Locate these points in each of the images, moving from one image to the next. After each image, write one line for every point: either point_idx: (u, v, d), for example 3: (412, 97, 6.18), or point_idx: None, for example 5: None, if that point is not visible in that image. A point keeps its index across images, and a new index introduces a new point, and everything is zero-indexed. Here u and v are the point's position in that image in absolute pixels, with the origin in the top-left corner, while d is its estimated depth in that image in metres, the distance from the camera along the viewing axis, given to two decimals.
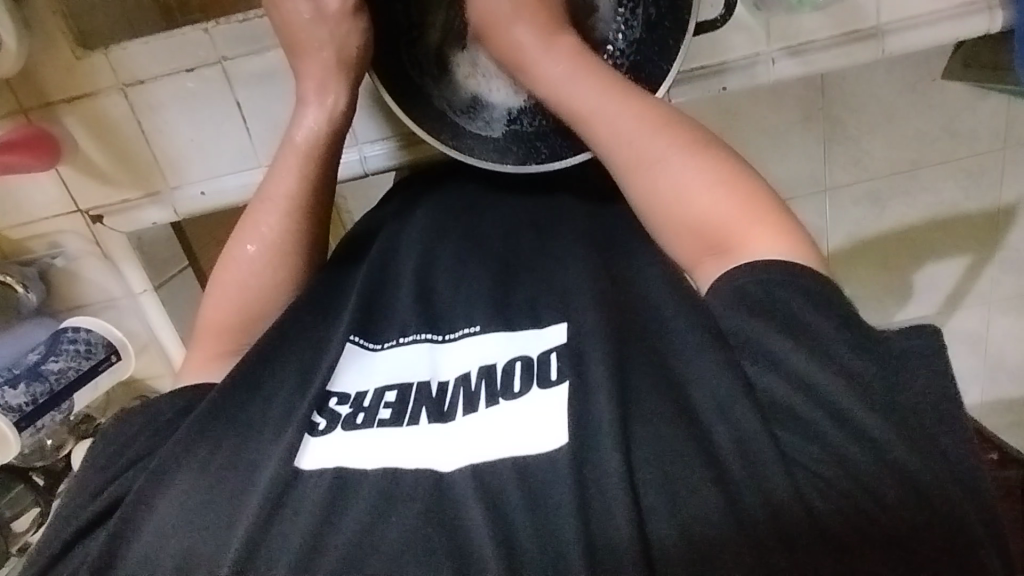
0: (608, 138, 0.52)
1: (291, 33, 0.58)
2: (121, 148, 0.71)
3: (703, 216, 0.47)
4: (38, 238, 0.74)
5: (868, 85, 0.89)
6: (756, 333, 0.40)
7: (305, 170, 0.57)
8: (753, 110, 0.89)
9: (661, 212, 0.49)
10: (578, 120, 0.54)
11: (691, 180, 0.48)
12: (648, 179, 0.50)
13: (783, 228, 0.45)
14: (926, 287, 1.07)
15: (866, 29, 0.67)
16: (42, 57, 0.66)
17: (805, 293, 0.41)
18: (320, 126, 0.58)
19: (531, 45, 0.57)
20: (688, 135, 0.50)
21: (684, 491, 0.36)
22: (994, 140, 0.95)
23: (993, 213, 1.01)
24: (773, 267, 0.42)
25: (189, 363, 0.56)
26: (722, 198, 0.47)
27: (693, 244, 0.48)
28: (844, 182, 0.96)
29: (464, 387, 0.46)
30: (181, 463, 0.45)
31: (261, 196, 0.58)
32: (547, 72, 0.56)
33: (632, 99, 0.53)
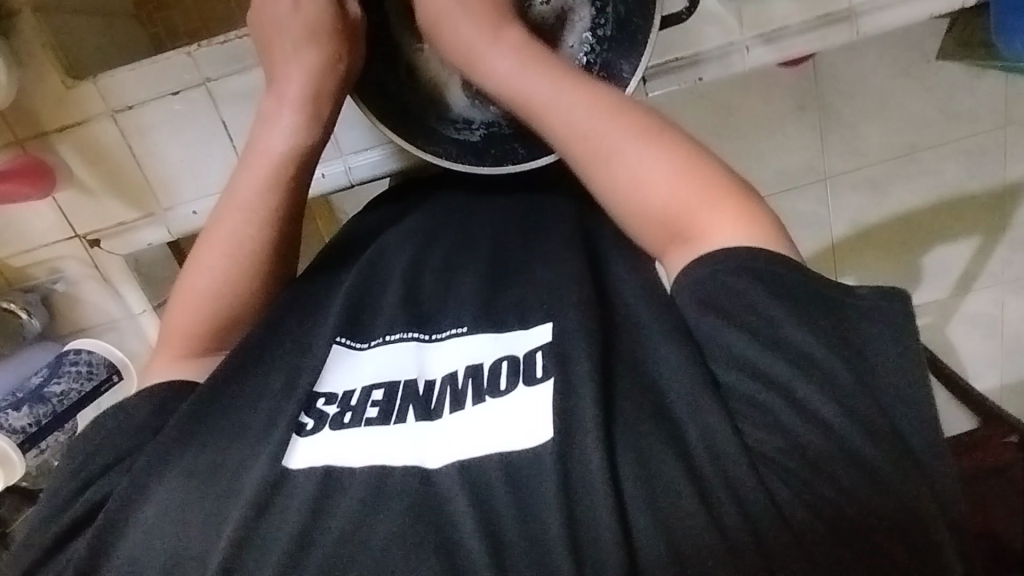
0: (562, 130, 0.49)
1: (266, 37, 0.58)
2: (114, 173, 0.73)
3: (661, 198, 0.45)
4: (38, 265, 0.77)
5: (857, 69, 0.89)
6: (718, 332, 0.40)
7: (275, 173, 0.55)
8: (739, 101, 0.89)
9: (622, 200, 0.47)
10: (534, 116, 0.51)
11: (650, 165, 0.45)
12: (609, 165, 0.47)
13: (745, 211, 0.43)
14: (933, 272, 1.06)
15: (840, 12, 0.67)
16: (32, 88, 0.69)
17: (773, 286, 0.39)
18: (294, 130, 0.55)
19: (478, 40, 0.54)
20: (642, 119, 0.47)
21: (657, 472, 0.37)
22: (993, 118, 0.94)
23: (998, 193, 1.00)
24: (733, 254, 0.40)
25: (152, 365, 0.55)
26: (679, 182, 0.44)
27: (658, 233, 0.45)
28: (841, 169, 0.96)
29: (451, 385, 0.46)
30: (163, 464, 0.45)
31: (228, 196, 0.56)
32: (496, 67, 0.53)
33: (584, 90, 0.49)
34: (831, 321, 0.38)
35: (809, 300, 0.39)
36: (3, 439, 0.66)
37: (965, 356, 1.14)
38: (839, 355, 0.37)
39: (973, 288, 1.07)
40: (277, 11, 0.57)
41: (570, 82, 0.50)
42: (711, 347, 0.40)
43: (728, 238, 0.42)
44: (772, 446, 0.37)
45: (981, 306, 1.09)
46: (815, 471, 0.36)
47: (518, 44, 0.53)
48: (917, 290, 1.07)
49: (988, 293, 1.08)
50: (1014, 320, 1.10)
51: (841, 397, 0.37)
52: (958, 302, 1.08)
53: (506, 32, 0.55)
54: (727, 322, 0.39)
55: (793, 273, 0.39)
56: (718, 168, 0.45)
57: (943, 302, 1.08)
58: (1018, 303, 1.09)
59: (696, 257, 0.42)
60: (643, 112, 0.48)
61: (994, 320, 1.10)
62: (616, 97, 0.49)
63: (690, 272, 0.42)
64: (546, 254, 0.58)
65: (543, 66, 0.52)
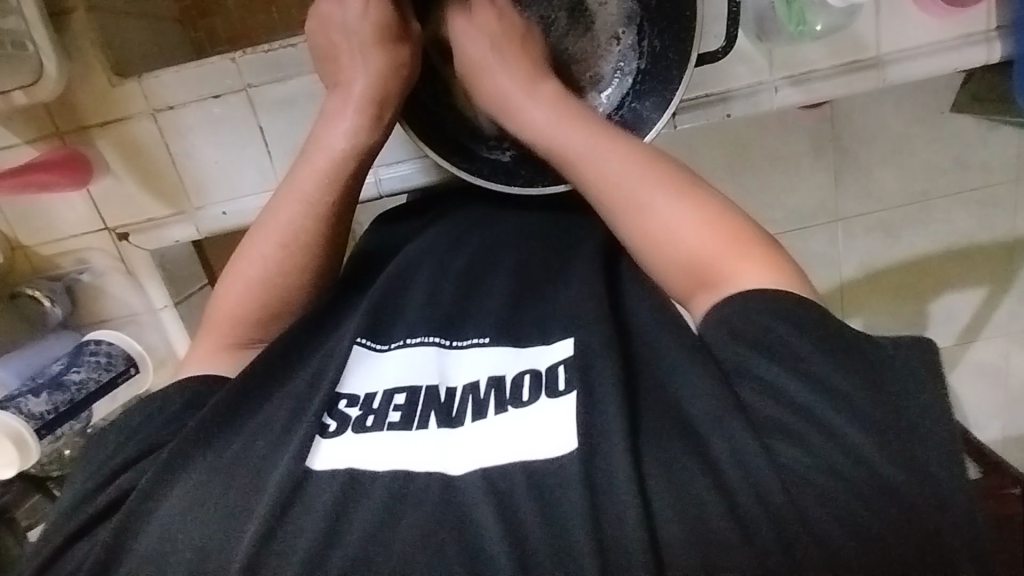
0: (596, 180, 0.52)
1: (325, 43, 0.59)
2: (148, 170, 0.74)
3: (689, 248, 0.47)
4: (65, 255, 0.78)
5: (874, 117, 0.92)
6: (743, 360, 0.41)
7: (333, 171, 0.56)
8: (760, 139, 0.91)
9: (653, 254, 0.49)
10: (569, 168, 0.54)
11: (679, 217, 0.48)
12: (637, 213, 0.50)
13: (768, 260, 0.45)
14: (941, 317, 1.06)
15: (867, 59, 0.69)
16: (79, 85, 0.71)
17: (801, 326, 0.40)
18: (352, 133, 0.56)
19: (513, 87, 0.58)
20: (666, 169, 0.51)
21: (680, 480, 0.38)
22: (1006, 171, 0.96)
23: (1007, 245, 1.01)
24: (763, 298, 0.42)
25: (195, 351, 0.57)
26: (703, 230, 0.47)
27: (684, 280, 0.48)
28: (854, 211, 0.97)
29: (472, 394, 0.47)
30: (185, 468, 0.46)
31: (286, 188, 0.57)
32: (528, 116, 0.57)
33: (616, 145, 0.53)
34: (840, 344, 0.40)
35: (833, 340, 0.40)
36: (20, 422, 0.66)
37: (968, 406, 1.13)
38: (853, 381, 0.38)
39: (979, 337, 1.08)
40: (346, 16, 0.57)
41: (607, 138, 0.54)
42: (742, 376, 0.41)
43: (756, 284, 0.44)
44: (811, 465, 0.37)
45: (986, 356, 1.09)
46: (853, 497, 0.36)
47: (553, 95, 0.58)
48: (924, 335, 1.06)
49: (993, 344, 1.08)
50: (1019, 372, 1.10)
51: (874, 429, 0.37)
52: (963, 350, 1.08)
53: (543, 84, 0.58)
54: (769, 359, 0.40)
55: (812, 309, 0.41)
56: (745, 223, 0.48)
57: (949, 350, 1.08)
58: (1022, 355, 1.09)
59: (722, 298, 0.44)
60: (669, 163, 0.52)
61: (999, 370, 1.10)
62: (642, 148, 0.53)
63: (716, 314, 0.44)
64: (566, 272, 0.58)
65: (587, 122, 0.55)
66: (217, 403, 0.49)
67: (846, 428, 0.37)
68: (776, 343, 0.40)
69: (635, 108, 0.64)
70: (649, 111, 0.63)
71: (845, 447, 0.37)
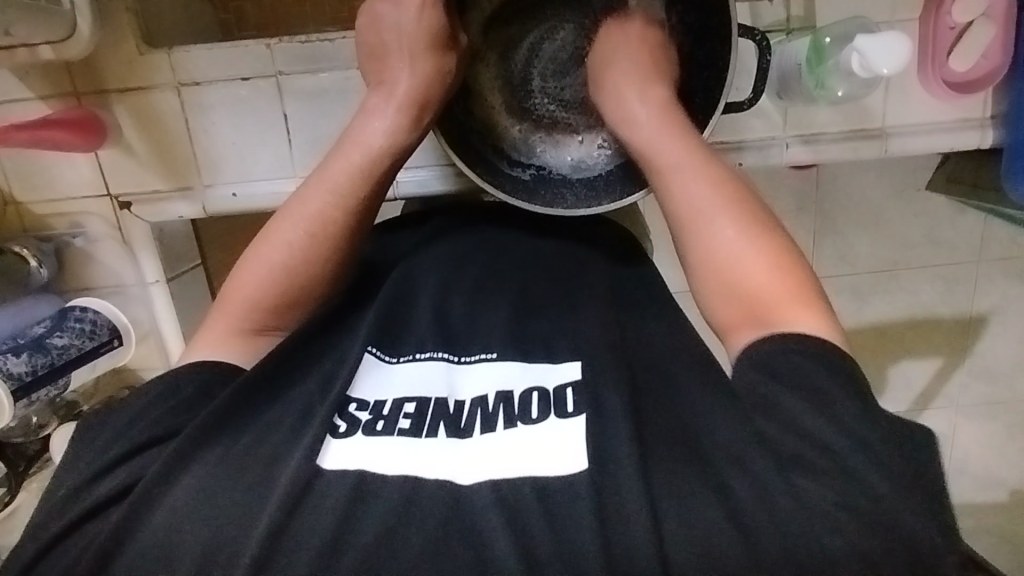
0: (677, 193, 0.54)
1: (372, 42, 0.60)
2: (162, 142, 0.73)
3: (747, 281, 0.49)
4: (60, 216, 0.76)
5: (858, 187, 0.97)
6: (773, 394, 0.43)
7: (367, 167, 0.57)
8: (754, 194, 0.96)
9: (706, 279, 0.52)
10: (656, 173, 0.56)
11: (744, 251, 0.50)
12: (704, 237, 0.52)
13: (815, 309, 0.47)
14: (898, 384, 1.11)
15: (872, 129, 0.74)
16: (106, 48, 0.70)
17: (824, 363, 0.43)
18: (391, 133, 0.58)
19: (631, 84, 0.61)
20: (740, 197, 0.53)
21: (695, 513, 0.39)
22: (970, 253, 1.02)
23: (966, 321, 1.07)
24: (801, 342, 0.44)
25: (203, 335, 0.56)
26: (769, 266, 0.49)
27: (730, 310, 0.50)
28: (829, 273, 1.02)
29: (481, 408, 0.48)
30: (194, 459, 0.45)
31: (318, 178, 0.58)
32: (632, 112, 0.60)
33: (700, 164, 0.54)
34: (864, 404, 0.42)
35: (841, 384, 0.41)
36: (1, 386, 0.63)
37: None
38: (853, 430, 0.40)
39: (930, 406, 1.13)
40: (400, 19, 0.58)
41: (698, 155, 0.55)
42: (767, 410, 0.43)
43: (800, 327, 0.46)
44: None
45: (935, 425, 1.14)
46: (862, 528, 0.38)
47: (661, 100, 0.59)
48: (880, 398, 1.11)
49: (942, 414, 1.13)
50: (962, 444, 1.16)
51: (875, 470, 0.39)
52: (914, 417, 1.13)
53: (655, 88, 0.60)
54: (796, 394, 0.42)
55: (835, 358, 0.43)
56: (804, 268, 0.49)
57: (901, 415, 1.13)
58: (967, 428, 1.14)
59: (763, 336, 0.46)
60: (744, 190, 0.54)
61: (944, 440, 1.15)
62: (728, 172, 0.55)
63: (754, 348, 0.46)
64: (576, 300, 0.59)
65: (685, 132, 0.57)
66: (229, 395, 0.49)
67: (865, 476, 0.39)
68: (810, 385, 0.42)
69: None
70: None
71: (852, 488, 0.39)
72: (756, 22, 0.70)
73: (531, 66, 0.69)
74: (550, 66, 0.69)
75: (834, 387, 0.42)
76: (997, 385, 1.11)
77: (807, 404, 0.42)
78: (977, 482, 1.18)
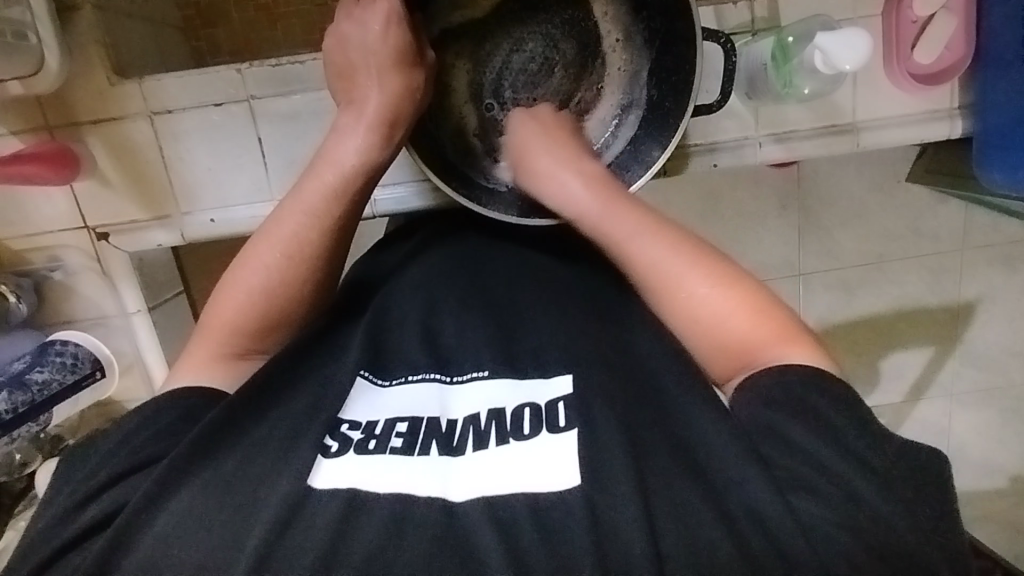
0: (642, 269, 0.54)
1: (340, 62, 0.60)
2: (138, 172, 0.73)
3: (736, 331, 0.50)
4: (38, 251, 0.75)
5: (837, 181, 0.98)
6: (779, 427, 0.43)
7: (340, 186, 0.57)
8: (735, 193, 0.96)
9: (696, 338, 0.52)
10: (613, 249, 0.55)
11: (719, 302, 0.51)
12: (677, 299, 0.52)
13: (797, 335, 0.49)
14: (892, 376, 1.11)
15: (843, 124, 0.74)
16: (77, 81, 0.70)
17: (836, 401, 0.43)
18: (363, 152, 0.58)
19: (557, 163, 0.61)
20: (691, 247, 0.54)
21: (681, 517, 0.39)
22: (953, 242, 1.03)
23: (954, 309, 1.07)
24: (801, 372, 0.45)
25: (184, 362, 0.55)
26: (745, 313, 0.51)
27: (722, 358, 0.51)
28: (816, 269, 1.02)
29: (473, 425, 0.47)
30: (183, 484, 0.45)
31: (292, 200, 0.58)
32: (569, 194, 0.59)
33: (651, 228, 0.54)
34: (852, 420, 0.43)
35: None
36: None
37: None
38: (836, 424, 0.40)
39: (925, 396, 1.13)
40: (365, 36, 0.59)
41: (648, 222, 0.55)
42: (773, 439, 0.43)
43: (797, 362, 0.47)
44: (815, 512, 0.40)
45: (931, 415, 1.14)
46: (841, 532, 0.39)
47: (593, 172, 0.60)
48: (875, 391, 1.11)
49: (937, 404, 1.13)
50: (960, 433, 1.16)
51: None
52: (911, 408, 1.13)
53: (584, 162, 0.61)
54: (791, 421, 0.43)
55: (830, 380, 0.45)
56: (780, 307, 0.51)
57: (897, 407, 1.13)
58: (963, 416, 1.15)
59: (756, 372, 0.47)
60: (690, 239, 0.55)
61: (942, 430, 1.15)
62: (668, 225, 0.55)
63: (747, 389, 0.47)
64: (568, 308, 0.59)
65: (628, 204, 0.57)
66: (212, 418, 0.48)
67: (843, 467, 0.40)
68: (797, 401, 0.44)
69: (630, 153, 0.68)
70: (644, 156, 0.67)
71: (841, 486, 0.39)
72: (722, 24, 0.71)
73: (502, 79, 0.70)
74: (519, 77, 0.69)
75: (822, 403, 0.43)
76: (988, 371, 1.12)
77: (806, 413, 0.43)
78: (975, 470, 1.18)
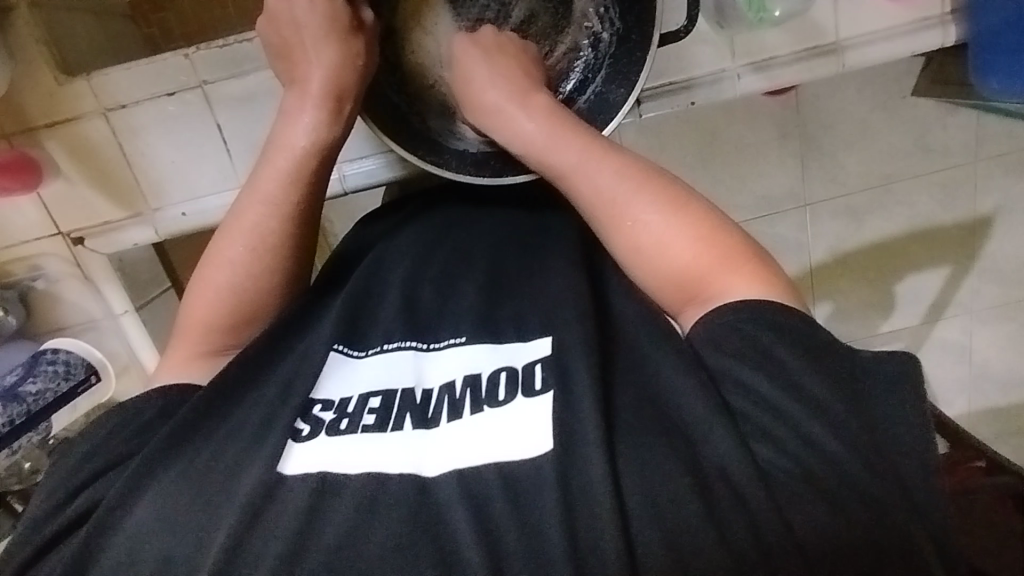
0: (591, 196, 0.52)
1: (279, 39, 0.58)
2: (101, 172, 0.72)
3: (680, 261, 0.48)
4: (18, 262, 0.75)
5: (837, 103, 0.92)
6: (732, 368, 0.42)
7: (294, 170, 0.55)
8: (728, 127, 0.92)
9: (642, 268, 0.50)
10: (563, 182, 0.53)
11: (672, 234, 0.49)
12: (630, 228, 0.50)
13: (756, 270, 0.47)
14: (907, 299, 1.08)
15: (827, 45, 0.70)
16: (24, 83, 0.68)
17: (784, 336, 0.42)
18: (314, 131, 0.56)
19: (508, 97, 0.57)
20: (649, 178, 0.51)
21: (656, 470, 0.39)
22: (963, 154, 0.98)
23: (968, 225, 1.03)
24: (753, 308, 0.44)
25: (167, 361, 0.56)
26: (691, 241, 0.48)
27: (673, 290, 0.49)
28: (820, 197, 0.98)
29: (448, 395, 0.46)
30: (158, 477, 0.45)
31: (249, 190, 0.56)
32: (520, 127, 0.56)
33: (613, 157, 0.52)
34: (815, 360, 0.41)
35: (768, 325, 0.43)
36: None
37: (936, 385, 1.16)
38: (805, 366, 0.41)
39: (943, 316, 1.10)
40: (295, 8, 0.56)
41: (595, 148, 0.53)
42: (729, 384, 0.42)
43: (741, 295, 0.45)
44: (776, 470, 0.39)
45: (951, 334, 1.11)
46: (823, 488, 0.37)
47: (545, 108, 0.56)
48: (890, 317, 1.09)
49: (957, 322, 1.10)
50: (983, 349, 1.13)
51: (829, 417, 0.39)
52: (929, 329, 1.11)
53: (536, 97, 0.57)
54: (746, 365, 0.42)
55: (782, 316, 0.43)
56: (723, 225, 0.49)
57: (915, 330, 1.10)
58: (984, 332, 1.12)
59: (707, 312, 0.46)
60: (661, 176, 0.52)
61: (962, 348, 1.13)
62: (636, 161, 0.53)
63: (705, 323, 0.45)
64: (542, 271, 0.57)
65: (578, 131, 0.54)
66: (186, 412, 0.48)
67: None
68: (760, 350, 0.42)
69: (601, 92, 0.64)
70: (614, 95, 0.62)
71: (820, 439, 0.38)
72: None
73: (458, 32, 0.67)
74: (477, 27, 0.67)
75: (794, 365, 0.41)
76: (1007, 285, 1.08)
77: (807, 367, 0.41)
78: (999, 385, 1.16)
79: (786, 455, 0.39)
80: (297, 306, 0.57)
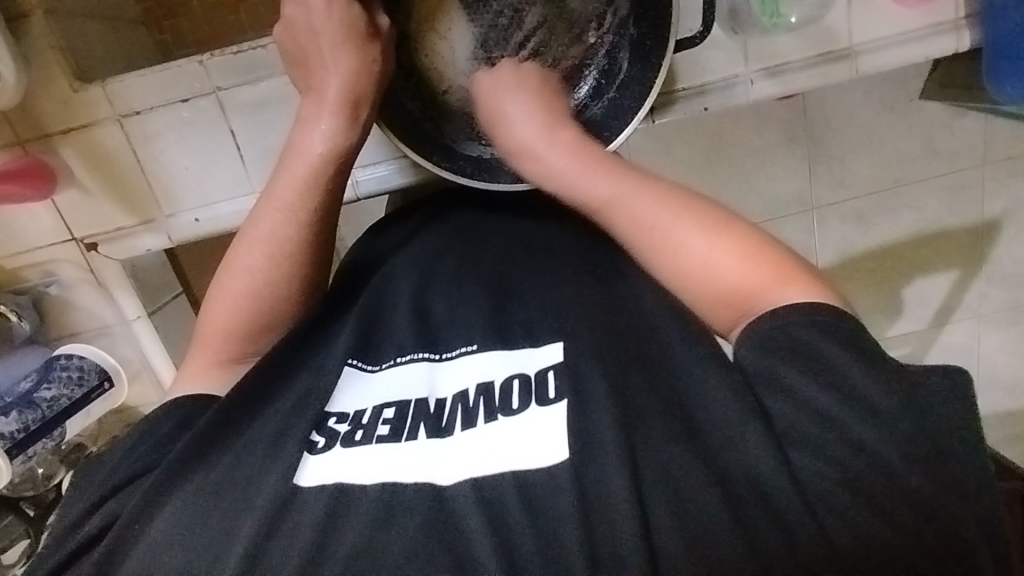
0: (627, 226, 0.51)
1: (295, 47, 0.58)
2: (115, 178, 0.72)
3: (728, 280, 0.47)
4: (31, 268, 0.75)
5: (847, 107, 0.92)
6: (774, 366, 0.41)
7: (312, 177, 0.55)
8: (738, 131, 0.92)
9: (687, 292, 0.49)
10: (600, 216, 0.53)
11: (715, 254, 0.47)
12: (670, 255, 0.49)
13: (808, 285, 0.45)
14: (915, 303, 1.07)
15: (839, 50, 0.70)
16: (39, 89, 0.68)
17: (843, 340, 0.40)
18: (332, 138, 0.56)
19: (536, 133, 0.58)
20: (685, 199, 0.50)
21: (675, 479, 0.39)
22: (973, 157, 0.98)
23: (977, 228, 1.03)
24: (803, 311, 0.42)
25: (186, 369, 0.56)
26: (736, 261, 0.47)
27: (722, 309, 0.47)
28: (829, 201, 0.98)
29: (462, 403, 0.46)
30: (178, 487, 0.45)
31: (267, 197, 0.56)
32: (553, 164, 0.56)
33: (647, 185, 0.52)
34: (865, 357, 0.40)
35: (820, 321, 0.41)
36: None
37: None
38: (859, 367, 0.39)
39: (951, 320, 1.09)
40: (310, 16, 0.56)
41: (626, 177, 0.53)
42: (771, 390, 0.41)
43: (794, 301, 0.43)
44: (808, 477, 0.38)
45: (960, 338, 1.11)
46: (850, 495, 0.37)
47: (574, 142, 0.57)
48: (899, 320, 1.08)
49: (966, 325, 1.10)
50: (991, 353, 1.12)
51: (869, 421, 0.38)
52: (937, 334, 1.10)
53: (561, 131, 0.58)
54: (794, 366, 0.40)
55: (840, 319, 0.41)
56: (771, 244, 0.47)
57: (923, 334, 1.10)
58: (993, 336, 1.11)
59: (754, 320, 0.44)
60: (700, 199, 0.51)
61: (970, 352, 1.12)
62: (668, 186, 0.52)
63: (752, 330, 0.43)
64: (554, 280, 0.57)
65: (605, 163, 0.55)
66: (207, 421, 0.48)
67: (850, 429, 0.38)
68: (808, 352, 0.40)
69: (615, 100, 0.64)
70: (628, 102, 0.63)
71: (844, 448, 0.38)
72: None
73: (470, 40, 0.67)
74: (490, 35, 0.67)
75: (842, 361, 0.39)
76: (1017, 289, 1.08)
77: (854, 363, 0.39)
78: (1008, 390, 1.15)
79: (814, 463, 0.38)
80: (313, 313, 0.58)
